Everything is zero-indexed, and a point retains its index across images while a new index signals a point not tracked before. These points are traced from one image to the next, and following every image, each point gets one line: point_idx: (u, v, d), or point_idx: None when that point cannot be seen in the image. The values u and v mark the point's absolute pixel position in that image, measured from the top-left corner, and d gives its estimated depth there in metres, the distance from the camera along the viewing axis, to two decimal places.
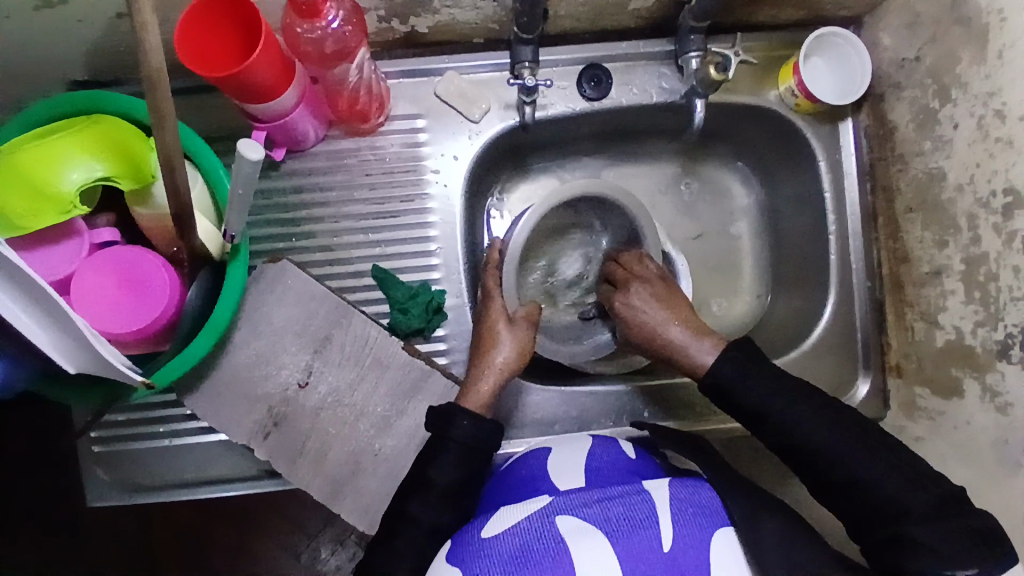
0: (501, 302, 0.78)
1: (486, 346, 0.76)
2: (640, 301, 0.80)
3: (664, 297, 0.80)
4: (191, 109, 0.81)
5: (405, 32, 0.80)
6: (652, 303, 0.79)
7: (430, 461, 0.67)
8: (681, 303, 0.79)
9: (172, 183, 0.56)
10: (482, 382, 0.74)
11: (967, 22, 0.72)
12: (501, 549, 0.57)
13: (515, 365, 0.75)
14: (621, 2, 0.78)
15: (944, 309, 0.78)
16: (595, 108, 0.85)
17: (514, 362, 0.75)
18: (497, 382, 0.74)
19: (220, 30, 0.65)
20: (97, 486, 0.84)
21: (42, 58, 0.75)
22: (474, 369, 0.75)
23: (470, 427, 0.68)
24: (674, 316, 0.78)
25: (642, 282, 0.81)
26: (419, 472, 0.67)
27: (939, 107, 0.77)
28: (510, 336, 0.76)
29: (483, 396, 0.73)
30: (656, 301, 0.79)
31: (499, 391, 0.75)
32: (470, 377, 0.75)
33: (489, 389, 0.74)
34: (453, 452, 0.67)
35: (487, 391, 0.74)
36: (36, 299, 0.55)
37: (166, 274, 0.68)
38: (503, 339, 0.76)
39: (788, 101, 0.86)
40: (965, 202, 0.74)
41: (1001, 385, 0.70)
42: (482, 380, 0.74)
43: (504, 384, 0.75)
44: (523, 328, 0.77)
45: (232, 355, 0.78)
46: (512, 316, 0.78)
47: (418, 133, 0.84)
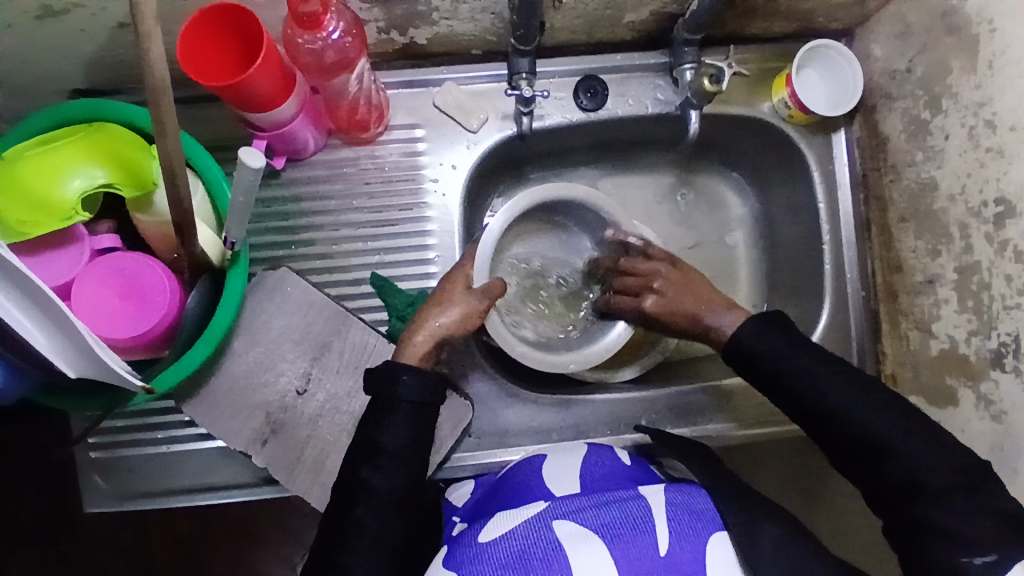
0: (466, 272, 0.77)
1: (436, 304, 0.75)
2: (655, 305, 0.81)
3: (680, 287, 0.81)
4: (192, 118, 0.82)
5: (405, 44, 0.81)
6: (673, 292, 0.81)
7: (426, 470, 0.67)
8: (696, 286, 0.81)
9: (174, 190, 0.57)
10: (420, 335, 0.73)
11: (956, 35, 0.73)
12: (498, 554, 0.57)
13: (459, 329, 0.74)
14: (617, 15, 0.79)
15: (938, 317, 0.79)
16: (591, 118, 0.86)
17: (458, 324, 0.74)
18: (435, 338, 0.73)
19: (222, 40, 0.66)
20: (94, 492, 0.84)
21: (47, 68, 0.76)
22: (415, 322, 0.75)
23: None
24: (690, 297, 0.80)
25: (650, 289, 0.82)
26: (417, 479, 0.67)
27: (930, 118, 0.78)
28: (461, 299, 0.75)
29: (418, 349, 0.72)
30: (671, 292, 0.81)
31: (435, 349, 0.73)
32: (410, 328, 0.74)
33: (424, 343, 0.72)
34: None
35: (423, 346, 0.72)
36: (40, 306, 0.56)
37: (167, 281, 0.68)
38: (454, 303, 0.75)
39: (782, 112, 0.87)
40: (957, 212, 0.75)
41: (995, 393, 0.70)
42: (419, 334, 0.73)
43: (443, 343, 0.74)
44: (479, 297, 0.75)
45: (231, 362, 0.78)
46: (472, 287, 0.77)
47: (417, 142, 0.85)
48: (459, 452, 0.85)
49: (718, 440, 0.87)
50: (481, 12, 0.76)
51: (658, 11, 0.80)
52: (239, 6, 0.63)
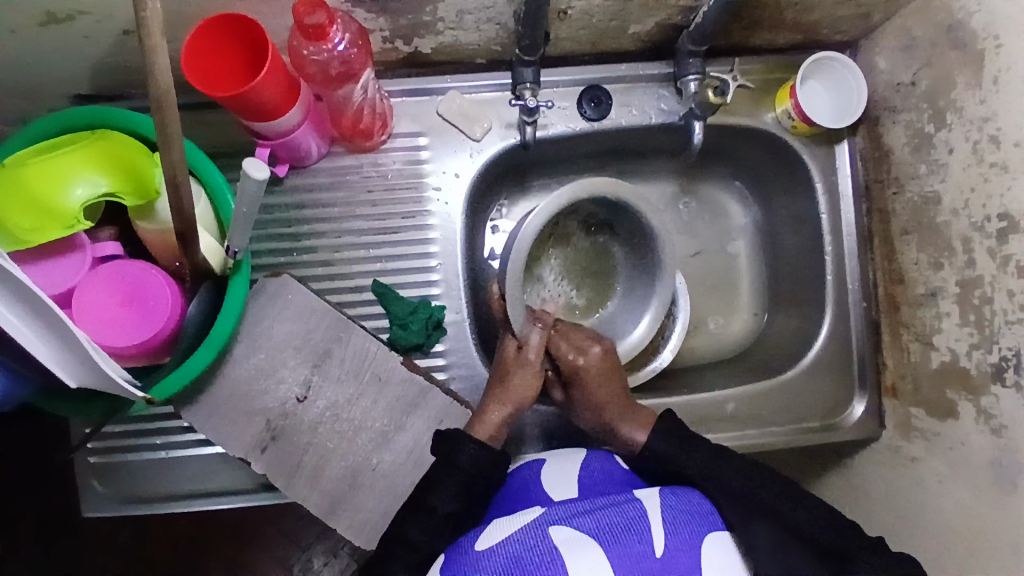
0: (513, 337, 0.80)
1: (499, 381, 0.78)
2: (586, 368, 0.78)
3: (605, 371, 0.79)
4: (196, 124, 0.82)
5: (409, 52, 0.81)
6: (597, 372, 0.78)
7: (429, 486, 0.67)
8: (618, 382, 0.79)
9: (177, 200, 0.57)
10: (491, 410, 0.76)
11: (961, 49, 0.73)
12: (495, 560, 0.57)
13: (525, 398, 0.77)
14: (622, 25, 0.79)
15: (939, 330, 0.79)
16: (594, 128, 0.86)
17: (524, 397, 0.77)
18: (505, 411, 0.76)
19: (228, 49, 0.66)
20: (92, 497, 0.84)
21: (51, 72, 0.76)
22: (485, 401, 0.77)
23: (464, 447, 0.69)
24: (612, 390, 0.78)
25: (587, 349, 0.80)
26: (416, 491, 0.67)
27: (934, 132, 0.78)
28: (522, 372, 0.78)
29: (490, 426, 0.75)
30: (599, 368, 0.79)
31: (506, 423, 0.76)
32: (480, 407, 0.77)
33: (497, 419, 0.75)
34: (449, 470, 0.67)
35: (495, 422, 0.75)
36: (34, 308, 0.55)
37: (168, 288, 0.69)
38: (512, 372, 0.78)
39: (785, 123, 0.87)
40: (960, 225, 0.75)
41: (995, 408, 0.70)
42: (490, 410, 0.76)
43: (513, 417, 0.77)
44: (531, 360, 0.78)
45: (232, 368, 0.78)
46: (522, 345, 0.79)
47: (420, 150, 0.85)
48: None
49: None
50: (486, 22, 0.76)
51: (663, 22, 0.80)
52: (245, 16, 0.63)
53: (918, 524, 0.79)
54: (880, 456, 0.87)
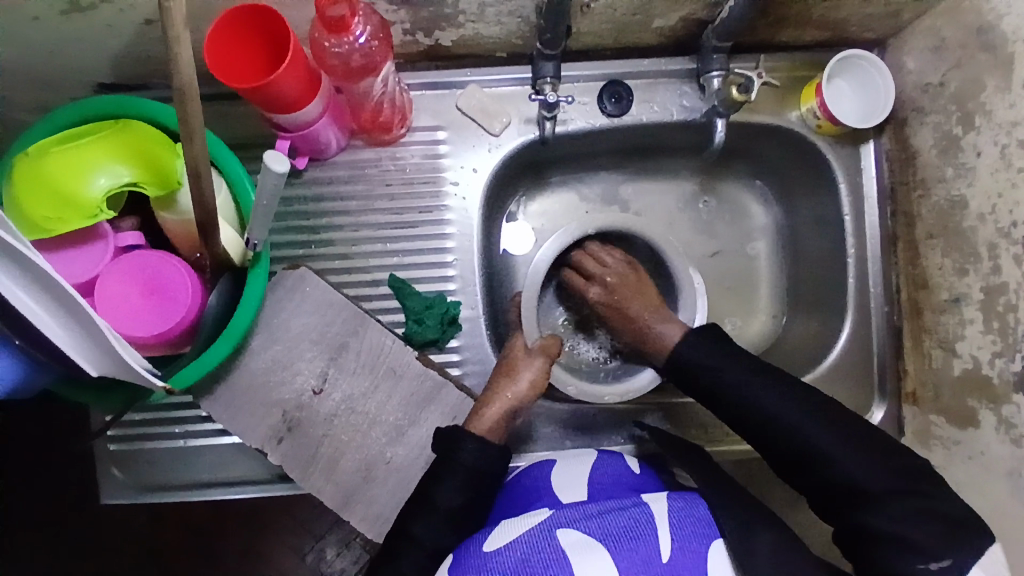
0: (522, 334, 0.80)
1: (503, 376, 0.77)
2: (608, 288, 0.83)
3: (632, 287, 0.83)
4: (216, 116, 0.82)
5: (429, 45, 0.80)
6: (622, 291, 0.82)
7: (438, 480, 0.67)
8: (646, 288, 0.83)
9: (199, 191, 0.57)
10: (490, 408, 0.74)
11: (993, 51, 0.71)
12: (502, 562, 0.58)
13: (529, 395, 0.76)
14: (645, 20, 0.78)
15: (962, 337, 0.77)
16: (615, 124, 0.85)
17: (527, 394, 0.76)
18: (502, 408, 0.75)
19: (251, 41, 0.66)
20: (113, 484, 0.85)
21: (74, 61, 0.76)
22: (485, 395, 0.77)
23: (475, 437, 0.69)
24: (642, 304, 0.81)
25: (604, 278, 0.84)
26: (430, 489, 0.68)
27: (962, 135, 0.76)
28: (526, 367, 0.77)
29: (487, 422, 0.74)
30: (624, 288, 0.83)
31: (505, 419, 0.75)
32: (479, 402, 0.76)
33: (495, 414, 0.74)
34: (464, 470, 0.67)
35: (490, 418, 0.74)
36: (61, 303, 0.56)
37: (189, 280, 0.69)
38: (520, 370, 0.77)
39: (810, 122, 0.85)
40: (986, 231, 0.74)
41: (1017, 417, 0.69)
42: (489, 406, 0.75)
43: (514, 415, 0.76)
44: (539, 360, 0.77)
45: (249, 359, 0.79)
46: (530, 346, 0.79)
47: (439, 144, 0.85)
48: None
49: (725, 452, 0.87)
50: (507, 15, 0.75)
51: (686, 18, 0.78)
52: (268, 7, 0.63)
53: None
54: None
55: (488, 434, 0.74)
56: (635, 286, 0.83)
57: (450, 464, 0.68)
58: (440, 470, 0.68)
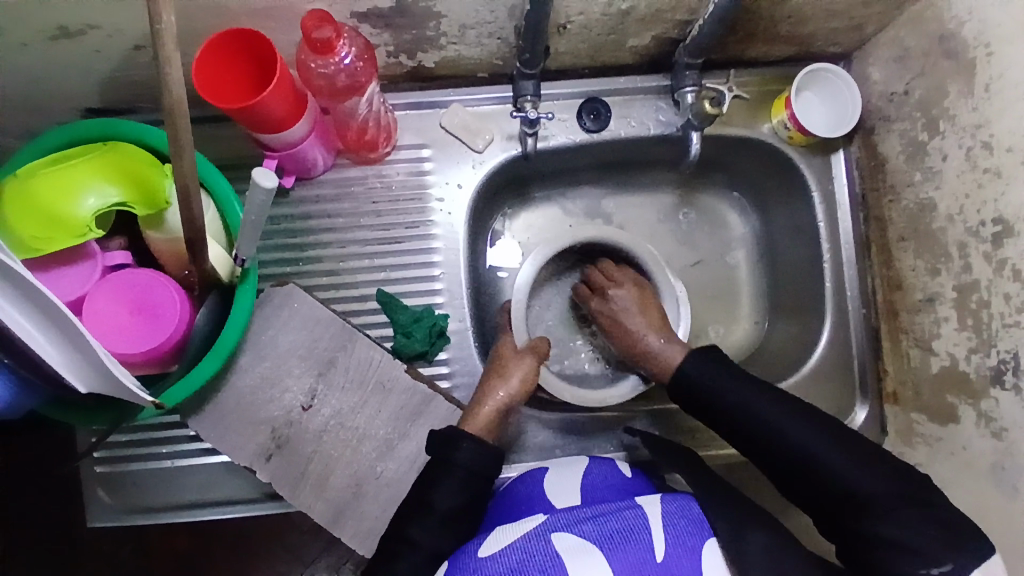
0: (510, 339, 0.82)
1: (495, 377, 0.78)
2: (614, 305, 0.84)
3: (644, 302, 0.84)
4: (203, 138, 0.84)
5: (413, 67, 0.83)
6: (631, 312, 0.83)
7: (430, 487, 0.67)
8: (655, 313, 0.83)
9: (188, 209, 0.59)
10: (483, 410, 0.75)
11: (954, 59, 0.75)
12: (498, 565, 0.58)
13: (521, 392, 0.77)
14: (620, 39, 0.81)
15: (938, 335, 0.79)
16: (594, 139, 0.88)
17: (518, 393, 0.77)
18: (495, 405, 0.75)
19: (240, 63, 0.68)
20: (101, 505, 0.85)
21: (63, 86, 0.78)
22: (478, 396, 0.77)
23: (465, 445, 0.69)
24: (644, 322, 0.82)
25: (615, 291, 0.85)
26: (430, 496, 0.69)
27: (928, 140, 0.79)
28: (516, 368, 0.78)
29: (483, 421, 0.74)
30: (636, 305, 0.84)
31: (500, 418, 0.76)
32: (473, 403, 0.77)
33: (490, 413, 0.75)
34: (460, 477, 0.68)
35: (483, 415, 0.75)
36: (53, 321, 0.56)
37: (177, 296, 0.70)
38: (510, 370, 0.78)
39: (781, 133, 0.89)
40: (956, 231, 0.76)
41: (996, 411, 0.71)
42: (484, 406, 0.76)
43: (507, 413, 0.77)
44: (528, 358, 0.79)
45: (238, 377, 0.79)
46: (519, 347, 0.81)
47: (424, 162, 0.87)
48: None
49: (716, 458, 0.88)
50: (488, 37, 0.78)
51: (659, 36, 0.81)
52: (254, 31, 0.65)
53: None
54: None
55: (482, 431, 0.74)
56: (642, 309, 0.83)
57: (441, 472, 0.68)
58: (439, 478, 0.68)
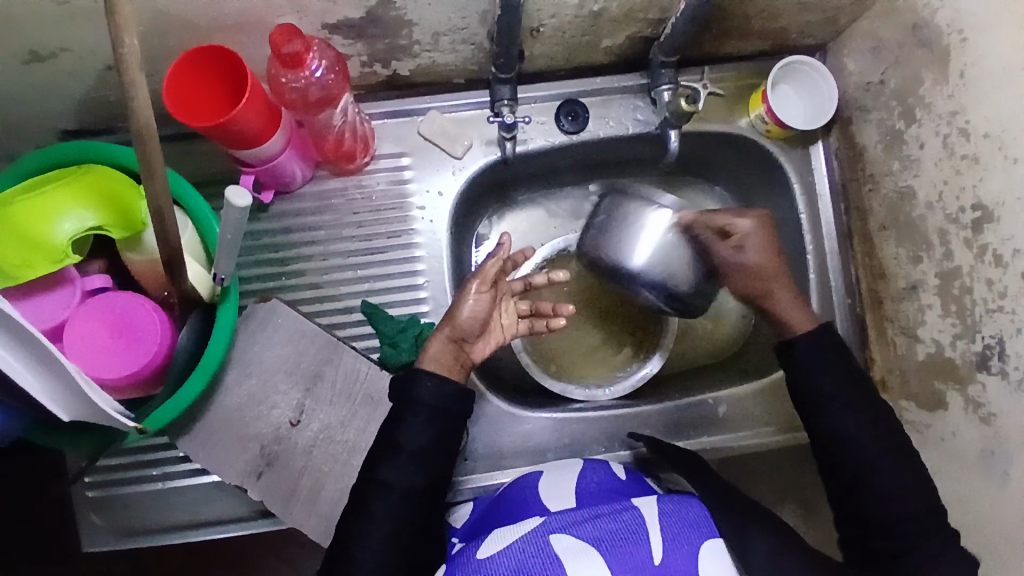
0: (487, 262, 0.73)
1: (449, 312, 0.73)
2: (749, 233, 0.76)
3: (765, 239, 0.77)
4: (180, 155, 0.83)
5: (388, 75, 0.83)
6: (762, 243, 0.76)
7: (421, 495, 0.67)
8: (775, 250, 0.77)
9: (162, 230, 0.58)
10: (431, 345, 0.71)
11: (928, 47, 0.75)
12: (496, 568, 0.58)
13: (471, 329, 0.72)
14: (594, 40, 0.81)
15: (922, 323, 0.80)
16: (573, 140, 0.88)
17: (470, 327, 0.72)
18: (442, 340, 0.71)
19: (210, 81, 0.68)
20: (91, 531, 0.83)
21: (36, 109, 0.77)
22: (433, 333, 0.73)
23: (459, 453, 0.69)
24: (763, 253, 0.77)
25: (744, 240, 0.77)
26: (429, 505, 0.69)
27: (905, 129, 0.79)
28: (468, 298, 0.72)
29: (432, 356, 0.71)
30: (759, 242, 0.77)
31: (454, 355, 0.72)
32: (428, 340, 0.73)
33: (439, 348, 0.71)
34: None
35: (430, 350, 0.71)
36: (33, 349, 0.55)
37: (158, 317, 0.69)
38: (461, 304, 0.72)
39: (759, 127, 0.89)
40: (936, 218, 0.76)
41: (983, 397, 0.71)
42: (434, 342, 0.71)
43: (461, 347, 0.73)
44: (473, 291, 0.72)
45: (225, 395, 0.79)
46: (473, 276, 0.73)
47: (404, 170, 0.87)
48: (459, 475, 0.86)
49: (732, 450, 0.88)
50: (461, 43, 0.78)
51: (633, 36, 0.81)
52: (224, 48, 0.65)
53: None
54: None
55: (432, 366, 0.70)
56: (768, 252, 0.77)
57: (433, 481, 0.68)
58: (384, 459, 0.66)
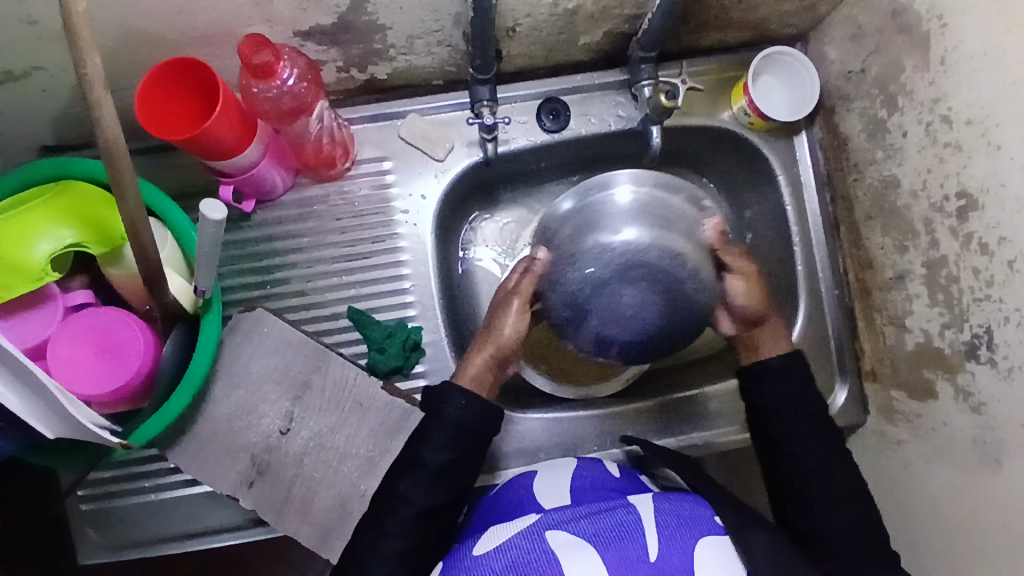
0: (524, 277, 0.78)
1: (489, 327, 0.78)
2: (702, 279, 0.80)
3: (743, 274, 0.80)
4: (160, 168, 0.83)
5: (366, 80, 0.82)
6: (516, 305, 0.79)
7: (402, 488, 0.68)
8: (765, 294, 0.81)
9: (139, 245, 0.58)
10: (471, 363, 0.76)
11: (908, 33, 0.73)
12: (492, 563, 0.58)
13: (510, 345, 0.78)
14: (572, 38, 0.80)
15: (911, 312, 0.79)
16: (555, 139, 0.87)
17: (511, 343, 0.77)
18: (483, 360, 0.77)
19: (178, 94, 0.67)
20: (89, 546, 0.84)
21: (12, 127, 0.77)
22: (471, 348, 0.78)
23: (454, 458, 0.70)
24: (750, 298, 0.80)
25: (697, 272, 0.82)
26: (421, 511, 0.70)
27: (888, 117, 0.79)
28: (509, 315, 0.77)
29: (472, 372, 0.76)
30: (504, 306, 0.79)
31: (491, 369, 0.77)
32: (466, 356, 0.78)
33: (479, 366, 0.76)
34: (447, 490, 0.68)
35: (472, 369, 0.76)
36: (13, 367, 0.56)
37: (141, 332, 0.69)
38: (501, 322, 0.78)
39: (742, 120, 0.88)
40: (921, 207, 0.76)
41: (972, 386, 0.71)
42: (474, 359, 0.77)
43: (498, 362, 0.78)
44: (512, 308, 0.77)
45: (214, 406, 0.79)
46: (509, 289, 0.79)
47: (386, 174, 0.86)
48: None
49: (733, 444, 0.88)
50: (437, 45, 0.77)
51: (611, 32, 0.81)
52: (194, 59, 0.64)
53: (912, 510, 0.79)
54: (867, 442, 0.87)
55: (473, 386, 0.76)
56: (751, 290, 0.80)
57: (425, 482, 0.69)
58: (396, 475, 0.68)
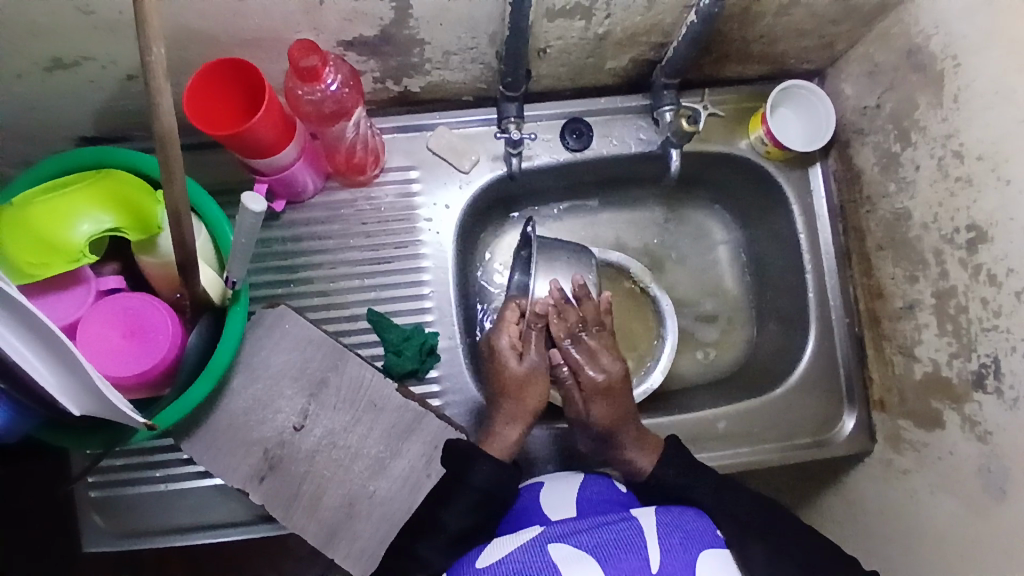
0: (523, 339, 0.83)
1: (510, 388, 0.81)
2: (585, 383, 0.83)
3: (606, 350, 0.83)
4: (194, 164, 0.86)
5: (400, 92, 0.86)
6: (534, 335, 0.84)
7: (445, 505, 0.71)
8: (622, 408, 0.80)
9: (180, 233, 0.60)
10: (509, 433, 0.78)
11: (923, 71, 0.77)
12: None
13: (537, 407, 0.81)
14: (599, 62, 0.84)
15: (919, 342, 0.81)
16: (578, 158, 0.91)
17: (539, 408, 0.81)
18: (518, 431, 0.79)
19: (227, 92, 0.70)
20: (93, 531, 0.85)
21: (58, 115, 0.80)
22: (496, 417, 0.80)
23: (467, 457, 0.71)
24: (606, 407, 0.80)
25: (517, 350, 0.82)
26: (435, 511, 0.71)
27: (900, 151, 0.82)
28: (529, 373, 0.81)
29: (505, 443, 0.78)
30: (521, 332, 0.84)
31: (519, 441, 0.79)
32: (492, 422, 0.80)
33: (511, 438, 0.78)
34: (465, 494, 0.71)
35: (511, 439, 0.78)
36: (51, 344, 0.57)
37: (170, 319, 0.71)
38: (528, 389, 0.81)
39: (759, 148, 0.91)
40: (932, 238, 0.78)
41: (979, 415, 0.72)
42: (507, 428, 0.79)
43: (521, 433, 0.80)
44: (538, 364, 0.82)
45: (230, 399, 0.80)
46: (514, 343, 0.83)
47: (412, 183, 0.89)
48: None
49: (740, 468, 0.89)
50: (471, 62, 0.81)
51: (637, 58, 0.84)
52: (243, 61, 0.67)
53: (914, 541, 0.79)
54: (873, 470, 0.88)
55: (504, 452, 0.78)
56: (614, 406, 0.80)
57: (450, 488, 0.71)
58: (448, 496, 0.71)
